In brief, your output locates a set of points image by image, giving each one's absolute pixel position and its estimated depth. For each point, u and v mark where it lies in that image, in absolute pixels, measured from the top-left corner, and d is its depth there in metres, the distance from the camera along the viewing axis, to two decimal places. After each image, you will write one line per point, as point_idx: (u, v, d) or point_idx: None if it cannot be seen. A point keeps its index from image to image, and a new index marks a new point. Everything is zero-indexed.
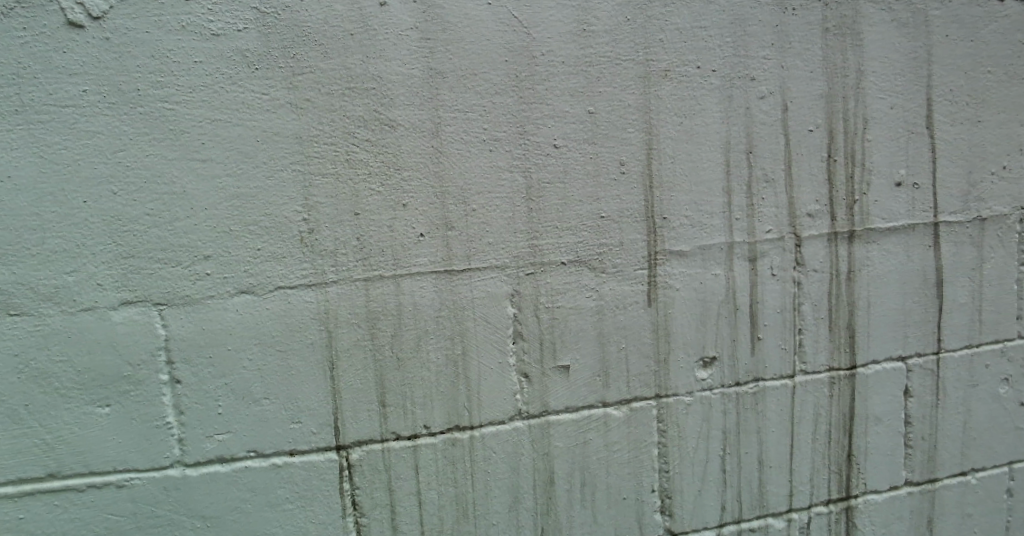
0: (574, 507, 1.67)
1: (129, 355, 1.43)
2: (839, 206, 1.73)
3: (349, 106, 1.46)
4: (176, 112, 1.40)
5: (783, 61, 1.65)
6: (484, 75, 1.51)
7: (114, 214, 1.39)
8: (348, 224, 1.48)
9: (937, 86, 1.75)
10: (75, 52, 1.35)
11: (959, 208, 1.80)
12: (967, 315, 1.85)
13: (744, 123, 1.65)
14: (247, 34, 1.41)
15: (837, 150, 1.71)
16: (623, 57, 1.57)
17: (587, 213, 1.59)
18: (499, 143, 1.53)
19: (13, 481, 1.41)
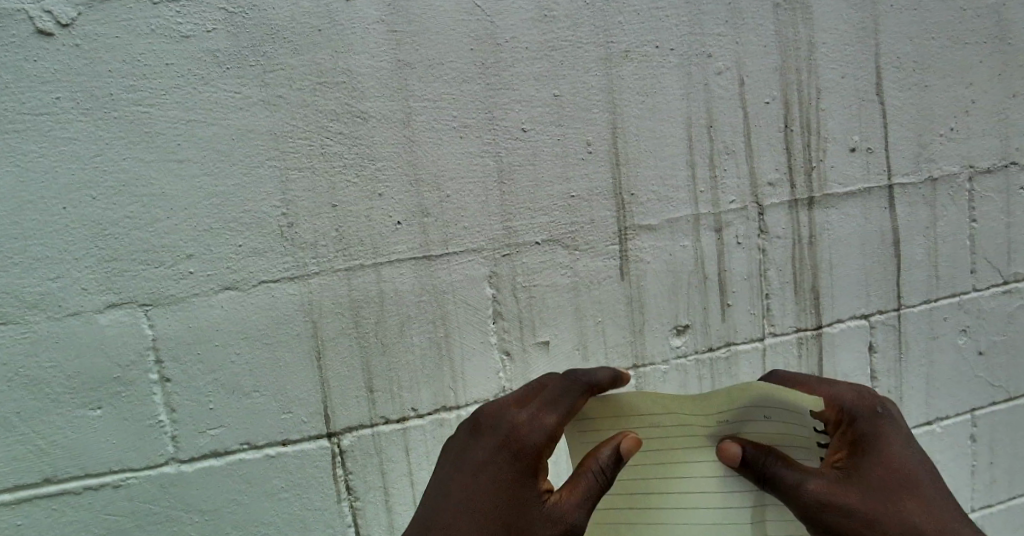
0: (561, 477, 1.73)
1: (118, 356, 1.46)
2: (798, 173, 1.80)
3: (320, 100, 1.49)
4: (150, 115, 1.43)
5: (737, 37, 1.72)
6: (451, 64, 1.55)
7: (94, 219, 1.43)
8: (327, 216, 1.52)
9: (884, 54, 1.83)
10: (45, 61, 1.38)
11: (912, 170, 1.89)
12: (924, 271, 1.94)
13: (704, 98, 1.71)
14: (216, 34, 1.44)
15: (793, 120, 1.78)
16: (584, 40, 1.63)
17: (558, 193, 1.64)
18: (470, 129, 1.58)
19: (9, 489, 1.44)
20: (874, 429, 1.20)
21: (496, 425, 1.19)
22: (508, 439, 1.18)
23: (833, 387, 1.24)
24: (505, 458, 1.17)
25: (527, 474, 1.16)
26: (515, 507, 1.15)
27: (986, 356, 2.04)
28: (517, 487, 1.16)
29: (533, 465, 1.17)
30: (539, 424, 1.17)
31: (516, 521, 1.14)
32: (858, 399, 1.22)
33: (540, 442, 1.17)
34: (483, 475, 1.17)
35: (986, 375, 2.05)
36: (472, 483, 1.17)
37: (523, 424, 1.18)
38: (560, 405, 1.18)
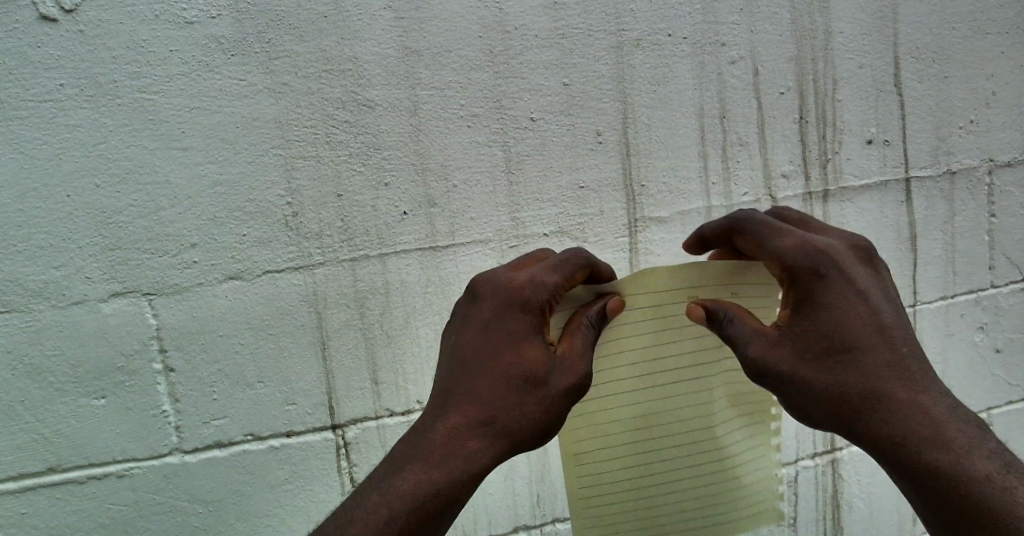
0: None
1: (122, 346, 1.45)
2: (813, 165, 1.76)
3: (325, 88, 1.47)
4: (153, 102, 1.42)
5: (752, 26, 1.68)
6: (459, 52, 1.53)
7: (98, 207, 1.42)
8: (332, 206, 1.50)
9: (903, 44, 1.79)
10: (49, 47, 1.37)
11: (930, 163, 1.85)
12: (940, 267, 1.90)
13: (717, 88, 1.68)
14: (220, 20, 1.42)
15: (808, 111, 1.74)
16: (595, 27, 1.60)
17: (567, 184, 1.61)
18: (477, 119, 1.55)
19: (13, 477, 1.44)
20: (816, 287, 1.15)
21: (496, 288, 1.16)
22: (512, 298, 1.15)
23: (774, 243, 1.18)
24: (513, 317, 1.14)
25: (536, 331, 1.14)
26: (529, 365, 1.13)
27: (1003, 354, 2.00)
28: (529, 346, 1.14)
29: (542, 323, 1.15)
30: (545, 282, 1.15)
31: (501, 367, 1.13)
32: (797, 254, 1.16)
33: (547, 300, 1.15)
34: (492, 336, 1.14)
35: (1003, 373, 2.01)
36: (480, 347, 1.14)
37: (526, 285, 1.15)
38: (563, 268, 1.17)
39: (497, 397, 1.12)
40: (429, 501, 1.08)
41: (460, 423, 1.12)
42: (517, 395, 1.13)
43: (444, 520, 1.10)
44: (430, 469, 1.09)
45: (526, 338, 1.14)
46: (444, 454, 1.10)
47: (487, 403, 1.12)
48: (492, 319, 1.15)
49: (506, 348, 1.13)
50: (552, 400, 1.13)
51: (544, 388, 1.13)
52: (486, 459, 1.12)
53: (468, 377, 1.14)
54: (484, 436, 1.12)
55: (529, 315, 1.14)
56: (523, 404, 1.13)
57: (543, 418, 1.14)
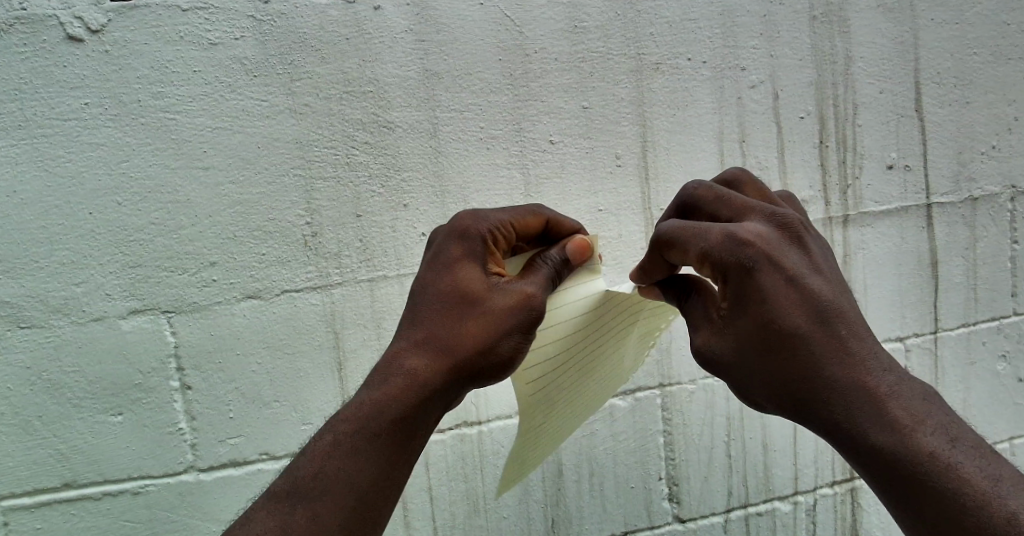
0: (583, 497, 1.69)
1: (140, 363, 1.46)
2: (833, 190, 1.75)
3: (347, 109, 1.48)
4: (176, 122, 1.43)
5: (772, 51, 1.68)
6: (479, 74, 1.53)
7: (120, 225, 1.43)
8: (351, 226, 1.50)
9: (924, 69, 1.78)
10: (75, 67, 1.39)
11: (951, 189, 1.83)
12: (962, 293, 1.87)
13: (737, 113, 1.68)
14: (244, 42, 1.44)
15: (828, 135, 1.74)
16: (615, 51, 1.60)
17: (586, 206, 1.61)
18: (497, 141, 1.56)
19: (29, 491, 1.45)
20: (740, 278, 1.06)
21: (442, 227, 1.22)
22: (455, 230, 1.19)
23: (698, 241, 1.08)
24: (455, 243, 1.18)
25: (478, 256, 1.18)
26: (470, 288, 1.15)
27: None
28: (470, 272, 1.16)
29: (484, 250, 1.18)
30: (486, 216, 1.21)
31: (445, 294, 1.16)
32: (714, 249, 1.07)
33: (487, 229, 1.19)
34: (436, 266, 1.18)
35: None
36: (424, 281, 1.18)
37: (467, 216, 1.20)
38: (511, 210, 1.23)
39: (442, 321, 1.15)
40: (380, 416, 1.10)
41: (407, 349, 1.14)
42: (459, 317, 1.14)
43: (402, 439, 1.10)
44: (381, 388, 1.12)
45: (467, 265, 1.17)
46: (390, 375, 1.13)
47: (431, 326, 1.15)
48: (436, 252, 1.19)
49: (448, 274, 1.16)
50: (495, 318, 1.14)
51: (487, 307, 1.14)
52: (435, 379, 1.12)
53: (416, 309, 1.17)
54: (431, 356, 1.13)
55: (471, 242, 1.18)
56: (466, 324, 1.14)
57: (487, 335, 1.13)
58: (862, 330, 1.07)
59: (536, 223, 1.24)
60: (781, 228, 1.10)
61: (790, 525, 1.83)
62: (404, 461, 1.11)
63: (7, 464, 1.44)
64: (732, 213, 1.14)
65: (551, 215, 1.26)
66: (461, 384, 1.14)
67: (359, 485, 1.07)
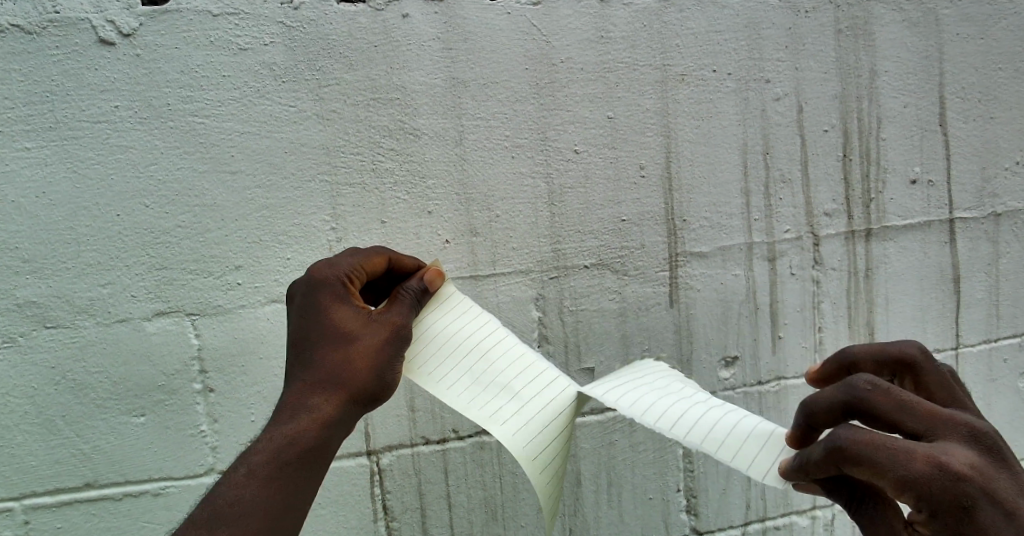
0: (601, 507, 1.69)
1: (164, 364, 1.47)
2: (855, 204, 1.74)
3: (373, 116, 1.49)
4: (205, 125, 1.44)
5: (797, 63, 1.68)
6: (505, 83, 1.54)
7: (147, 228, 1.44)
8: (376, 232, 1.52)
9: (949, 84, 1.77)
10: (105, 70, 1.41)
11: (974, 205, 1.82)
12: (984, 310, 1.86)
13: (761, 125, 1.67)
14: (273, 47, 1.45)
15: (852, 148, 1.73)
16: (640, 62, 1.60)
17: (609, 216, 1.61)
18: (522, 150, 1.56)
19: (51, 491, 1.46)
20: (954, 507, 1.00)
21: (299, 282, 1.28)
22: (314, 279, 1.26)
23: (898, 468, 0.99)
24: (319, 290, 1.24)
25: (343, 299, 1.24)
26: (343, 327, 1.22)
27: None
28: (337, 313, 1.23)
29: (345, 291, 1.25)
30: (338, 262, 1.28)
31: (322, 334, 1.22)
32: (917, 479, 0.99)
33: (345, 272, 1.27)
34: (305, 314, 1.24)
35: None
36: (299, 330, 1.24)
37: (322, 266, 1.27)
38: (357, 253, 1.30)
39: (325, 359, 1.21)
40: (285, 450, 1.17)
41: (300, 388, 1.21)
42: (337, 354, 1.21)
43: (307, 467, 1.19)
44: (280, 426, 1.19)
45: (334, 305, 1.24)
46: (293, 411, 1.20)
47: (316, 365, 1.21)
48: (303, 303, 1.25)
49: (319, 319, 1.23)
50: (373, 350, 1.21)
51: (362, 342, 1.22)
52: (329, 412, 1.20)
53: (297, 356, 1.23)
54: (321, 393, 1.21)
55: (332, 288, 1.25)
56: (348, 359, 1.21)
57: (367, 365, 1.21)
58: None
59: (382, 261, 1.32)
60: (982, 447, 1.04)
61: None
62: (313, 485, 1.21)
63: (30, 463, 1.45)
64: (922, 424, 1.06)
65: (392, 253, 1.35)
66: (352, 412, 1.23)
67: (276, 512, 1.15)
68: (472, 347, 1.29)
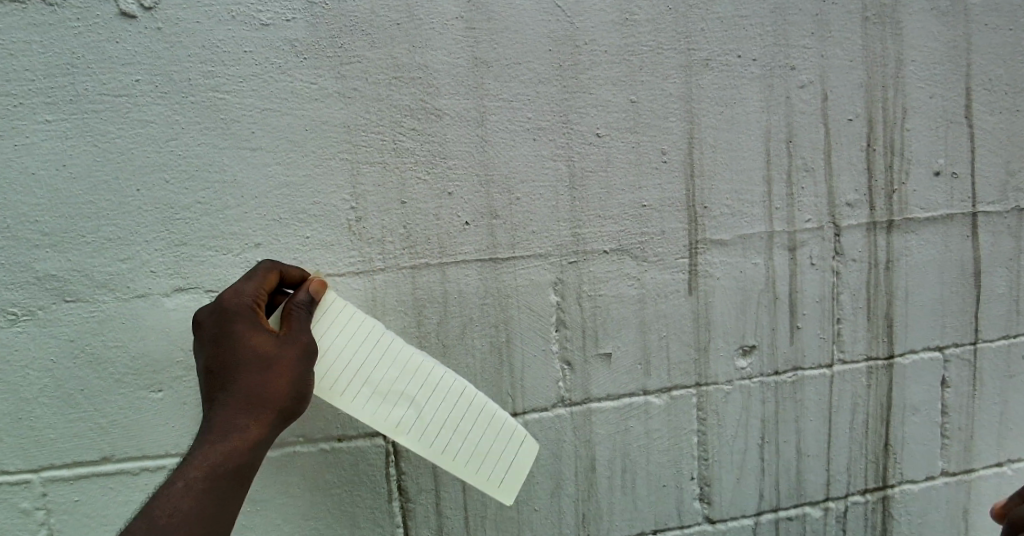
0: (615, 493, 1.69)
1: (182, 340, 1.47)
2: (878, 195, 1.73)
3: (395, 95, 1.48)
4: (227, 101, 1.43)
5: (823, 51, 1.66)
6: (528, 65, 1.53)
7: (167, 203, 1.44)
8: (395, 212, 1.51)
9: (977, 75, 1.74)
10: (127, 43, 1.39)
11: (997, 199, 1.79)
12: (1005, 305, 1.84)
13: (785, 112, 1.66)
14: (296, 24, 1.44)
15: (876, 138, 1.71)
16: (665, 46, 1.58)
17: (629, 202, 1.60)
18: (543, 132, 1.55)
19: (68, 465, 1.46)
20: None
21: (205, 314, 1.26)
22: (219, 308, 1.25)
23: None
24: (232, 317, 1.23)
25: (255, 323, 1.23)
26: (255, 349, 1.21)
27: None
28: (250, 336, 1.22)
29: (254, 314, 1.24)
30: (242, 288, 1.27)
31: (242, 356, 1.20)
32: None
33: (250, 297, 1.26)
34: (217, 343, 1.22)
35: None
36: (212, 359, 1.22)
37: (228, 293, 1.26)
38: (255, 276, 1.30)
39: (248, 379, 1.19)
40: (218, 465, 1.14)
41: (224, 406, 1.18)
42: (260, 373, 1.20)
43: (238, 483, 1.16)
44: (205, 449, 1.15)
45: (241, 328, 1.22)
46: (223, 429, 1.16)
47: (240, 385, 1.19)
48: (213, 334, 1.23)
49: (234, 343, 1.21)
50: (295, 366, 1.23)
51: (281, 360, 1.22)
52: (254, 432, 1.18)
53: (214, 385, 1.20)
54: (244, 413, 1.18)
55: (243, 315, 1.24)
56: (272, 377, 1.20)
57: (287, 382, 1.22)
58: None
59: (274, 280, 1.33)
60: None
61: (820, 529, 1.82)
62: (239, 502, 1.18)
63: (48, 437, 1.45)
64: None
65: (281, 267, 1.35)
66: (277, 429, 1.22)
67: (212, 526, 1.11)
68: (362, 355, 1.38)
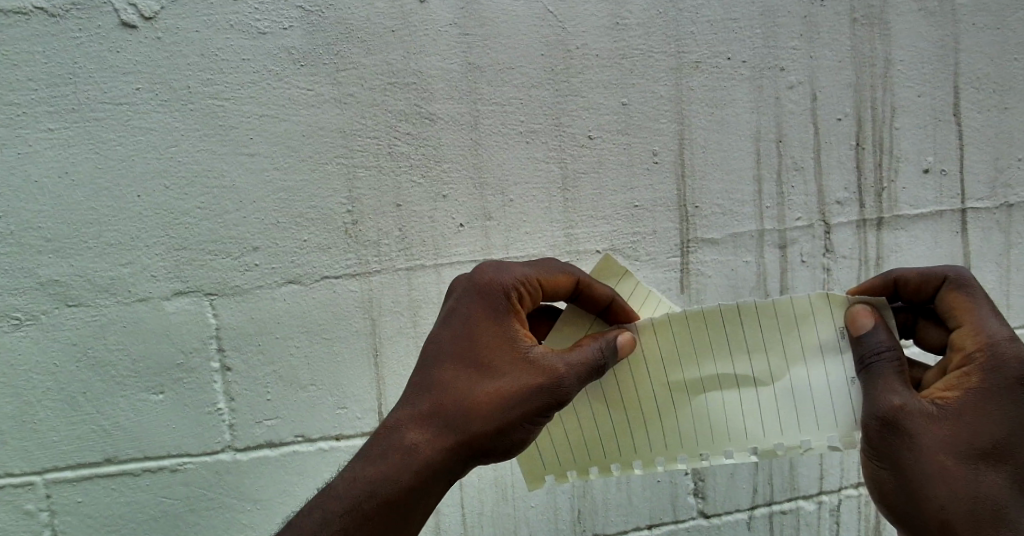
0: (609, 489, 1.72)
1: (183, 343, 1.50)
2: (868, 193, 1.74)
3: (390, 100, 1.51)
4: (225, 108, 1.47)
5: (812, 51, 1.68)
6: (520, 69, 1.56)
7: (167, 209, 1.46)
8: (391, 215, 1.53)
9: (964, 73, 1.76)
10: (127, 52, 1.43)
11: (987, 195, 1.80)
12: (997, 301, 1.83)
13: (774, 113, 1.68)
14: (292, 32, 1.47)
15: (865, 137, 1.73)
16: (655, 49, 1.62)
17: (622, 202, 1.63)
18: (536, 135, 1.57)
19: (72, 465, 1.49)
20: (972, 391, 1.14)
21: (463, 281, 1.29)
22: (474, 284, 1.27)
23: (990, 324, 1.15)
24: (478, 303, 1.25)
25: (501, 315, 1.23)
26: (477, 349, 1.22)
27: None
28: (477, 329, 1.23)
29: (501, 306, 1.24)
30: (507, 272, 1.27)
31: (466, 363, 1.22)
32: (1003, 348, 1.14)
33: (506, 283, 1.25)
34: (450, 321, 1.25)
35: None
36: (437, 334, 1.26)
37: (488, 270, 1.27)
38: (537, 266, 1.30)
39: (446, 392, 1.21)
40: (376, 475, 1.17)
41: (409, 413, 1.21)
42: (465, 387, 1.20)
43: (403, 498, 1.17)
44: (372, 456, 1.20)
45: (471, 308, 1.25)
46: (397, 440, 1.19)
47: (436, 395, 1.21)
48: (455, 306, 1.26)
49: (465, 339, 1.23)
50: (504, 392, 1.19)
51: (496, 381, 1.20)
52: (439, 443, 1.19)
53: (425, 362, 1.24)
54: (436, 417, 1.20)
55: (495, 300, 1.24)
56: (473, 396, 1.20)
57: (493, 406, 1.19)
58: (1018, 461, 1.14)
59: (564, 283, 1.29)
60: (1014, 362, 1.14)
61: (814, 524, 1.82)
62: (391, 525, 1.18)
63: (52, 438, 1.48)
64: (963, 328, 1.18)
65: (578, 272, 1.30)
66: (460, 446, 1.19)
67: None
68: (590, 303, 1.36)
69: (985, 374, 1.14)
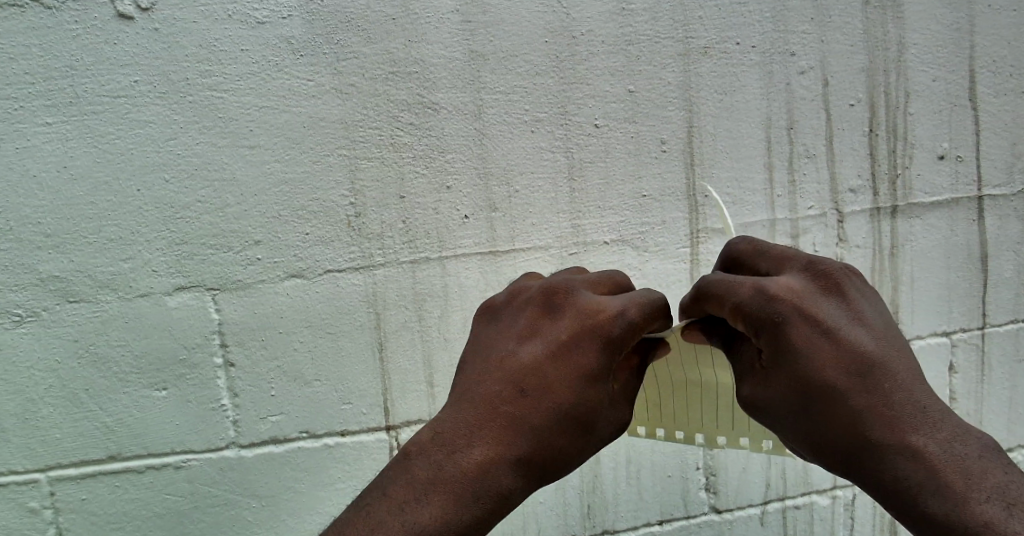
0: (619, 484, 1.69)
1: (185, 338, 1.48)
2: (882, 181, 1.70)
3: (393, 90, 1.49)
4: (224, 100, 1.44)
5: (823, 36, 1.64)
6: (524, 57, 1.53)
7: (167, 203, 1.44)
8: (395, 207, 1.51)
9: (980, 57, 1.72)
10: (125, 44, 1.41)
11: (1004, 182, 1.76)
12: (1013, 290, 1.79)
13: (785, 99, 1.64)
14: (292, 21, 1.45)
15: (878, 123, 1.69)
16: (662, 35, 1.58)
17: (629, 192, 1.59)
18: (542, 124, 1.54)
19: (77, 463, 1.48)
20: (770, 320, 1.05)
21: (586, 316, 1.11)
22: (600, 330, 1.09)
23: (733, 289, 1.07)
24: (592, 350, 1.09)
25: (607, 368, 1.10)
26: (587, 403, 1.09)
27: None
28: (591, 382, 1.09)
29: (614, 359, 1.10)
30: (627, 316, 1.10)
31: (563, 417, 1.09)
32: (754, 300, 1.05)
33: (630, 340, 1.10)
34: (562, 363, 1.09)
35: None
36: (543, 371, 1.09)
37: (616, 317, 1.10)
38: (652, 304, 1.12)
39: (535, 440, 1.08)
40: (454, 524, 1.03)
41: (490, 457, 1.06)
42: (557, 437, 1.08)
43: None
44: (445, 494, 1.04)
45: (586, 354, 1.09)
46: (477, 483, 1.05)
47: (522, 444, 1.07)
48: (569, 345, 1.10)
49: (565, 389, 1.09)
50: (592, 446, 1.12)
51: (588, 435, 1.11)
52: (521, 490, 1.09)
53: (519, 400, 1.08)
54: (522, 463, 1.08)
55: (612, 350, 1.10)
56: (561, 446, 1.09)
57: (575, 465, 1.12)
58: (850, 365, 1.04)
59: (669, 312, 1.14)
60: (813, 278, 1.09)
61: (828, 520, 1.78)
62: None
63: (55, 436, 1.46)
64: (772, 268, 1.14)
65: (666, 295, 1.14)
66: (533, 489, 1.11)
67: None
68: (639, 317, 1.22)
69: (765, 299, 1.05)
